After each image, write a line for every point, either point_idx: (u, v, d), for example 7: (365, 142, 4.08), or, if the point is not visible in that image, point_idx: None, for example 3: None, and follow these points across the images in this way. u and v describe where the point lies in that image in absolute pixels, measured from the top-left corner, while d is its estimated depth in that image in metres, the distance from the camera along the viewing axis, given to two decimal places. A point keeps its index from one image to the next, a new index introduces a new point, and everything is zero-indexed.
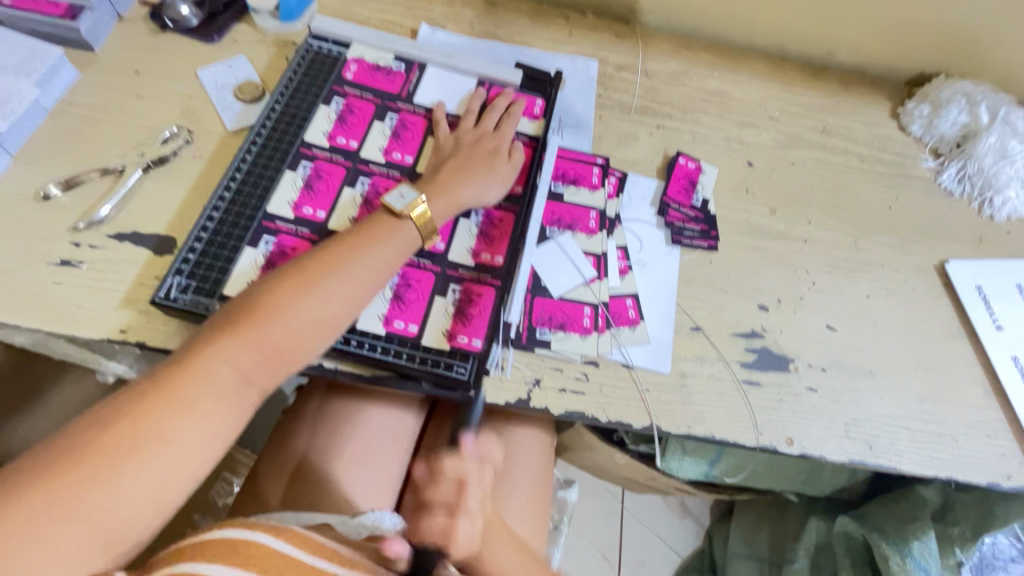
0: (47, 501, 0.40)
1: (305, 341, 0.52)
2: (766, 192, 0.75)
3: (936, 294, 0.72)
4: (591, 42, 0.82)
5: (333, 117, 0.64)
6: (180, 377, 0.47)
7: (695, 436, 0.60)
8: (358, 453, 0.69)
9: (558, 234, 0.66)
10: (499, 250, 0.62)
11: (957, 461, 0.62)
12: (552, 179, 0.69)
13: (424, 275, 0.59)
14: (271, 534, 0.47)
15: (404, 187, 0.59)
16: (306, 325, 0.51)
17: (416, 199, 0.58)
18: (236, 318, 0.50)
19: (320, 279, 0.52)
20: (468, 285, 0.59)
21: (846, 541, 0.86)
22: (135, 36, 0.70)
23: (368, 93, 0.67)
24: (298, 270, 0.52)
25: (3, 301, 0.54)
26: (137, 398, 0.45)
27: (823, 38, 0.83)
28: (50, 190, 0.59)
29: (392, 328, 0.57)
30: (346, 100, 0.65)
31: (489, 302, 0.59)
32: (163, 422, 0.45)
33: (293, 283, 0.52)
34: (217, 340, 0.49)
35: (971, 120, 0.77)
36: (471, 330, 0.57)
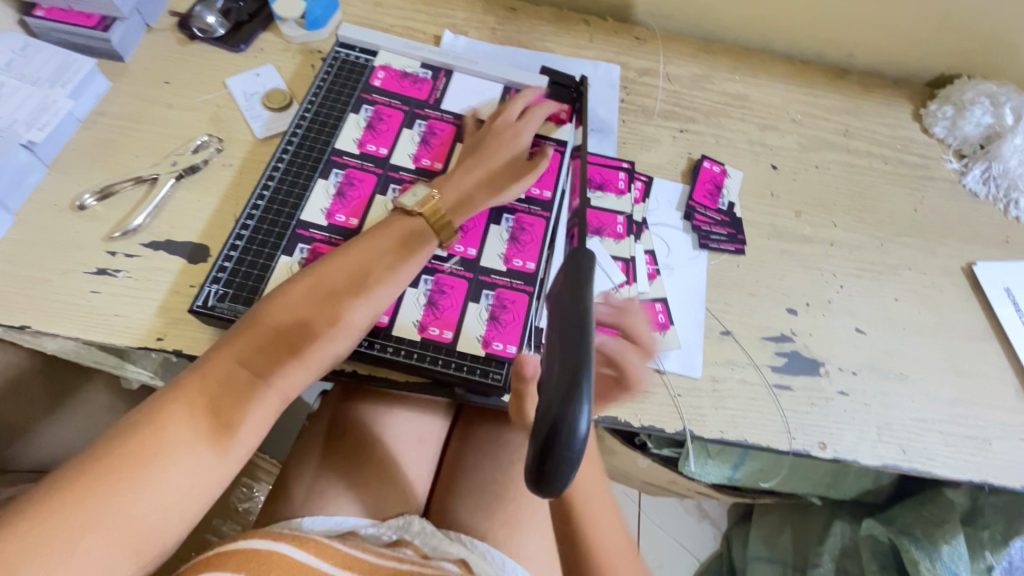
0: (79, 507, 0.40)
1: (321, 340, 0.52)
2: (791, 196, 0.75)
3: (965, 296, 0.72)
4: (613, 47, 0.82)
5: (362, 124, 0.65)
6: (201, 382, 0.47)
7: (728, 441, 0.60)
8: (386, 460, 0.69)
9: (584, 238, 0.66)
10: (530, 254, 0.62)
11: (991, 465, 0.62)
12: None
13: (458, 281, 0.60)
14: (293, 544, 0.47)
15: (416, 188, 0.60)
16: (321, 323, 0.52)
17: (427, 194, 0.59)
18: (254, 319, 0.51)
19: (334, 280, 0.54)
20: (502, 291, 0.60)
21: (873, 544, 0.86)
22: (164, 46, 0.70)
23: (397, 101, 0.67)
24: (311, 272, 0.54)
25: (41, 309, 0.55)
26: (168, 404, 0.46)
27: (845, 40, 0.83)
28: (85, 200, 0.60)
29: (427, 335, 0.57)
30: (375, 108, 0.66)
31: (521, 308, 0.59)
32: (191, 427, 0.45)
33: (307, 284, 0.53)
34: (235, 341, 0.50)
35: (996, 121, 0.77)
36: (506, 337, 0.57)
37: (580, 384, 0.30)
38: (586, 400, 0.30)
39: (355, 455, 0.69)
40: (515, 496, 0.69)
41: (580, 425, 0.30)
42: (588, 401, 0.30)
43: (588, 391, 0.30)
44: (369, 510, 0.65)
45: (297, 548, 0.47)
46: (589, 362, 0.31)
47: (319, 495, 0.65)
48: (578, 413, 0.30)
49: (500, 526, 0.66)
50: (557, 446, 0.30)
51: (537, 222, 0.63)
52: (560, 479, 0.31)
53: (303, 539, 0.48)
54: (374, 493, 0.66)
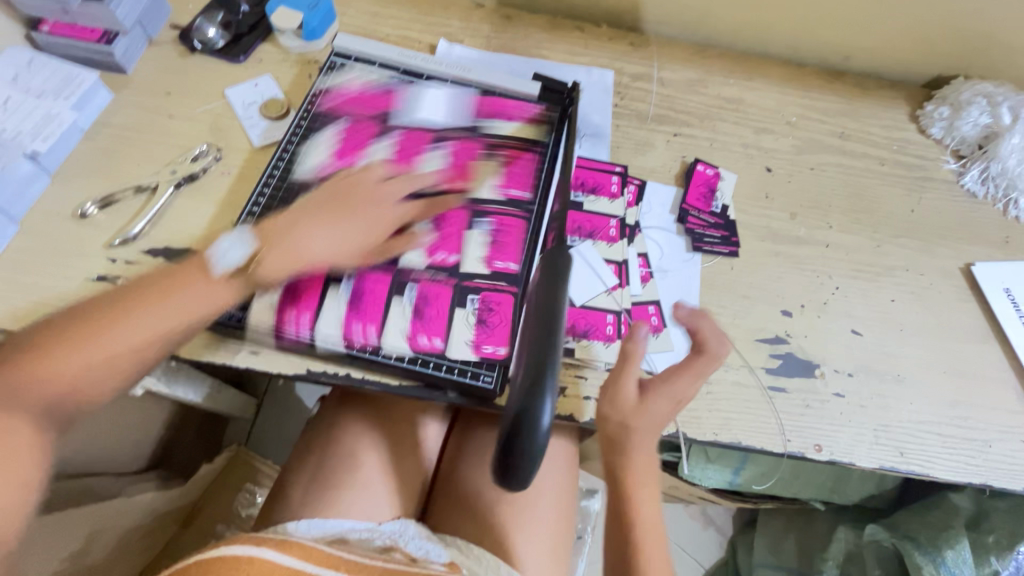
0: None
1: (105, 379, 0.50)
2: (786, 198, 0.75)
3: (964, 297, 0.71)
4: (607, 53, 0.83)
5: (329, 140, 0.66)
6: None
7: (721, 444, 0.60)
8: (382, 462, 0.69)
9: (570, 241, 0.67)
10: (511, 257, 0.62)
11: (992, 467, 0.61)
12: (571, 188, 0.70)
13: (441, 289, 0.59)
14: (278, 549, 0.47)
15: (236, 237, 0.55)
16: (103, 367, 0.49)
17: (244, 259, 0.54)
18: (30, 361, 0.48)
19: (118, 330, 0.50)
20: (486, 293, 0.60)
21: (878, 550, 0.85)
22: (165, 58, 0.72)
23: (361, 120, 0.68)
24: (93, 318, 0.50)
25: (44, 314, 0.56)
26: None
27: (839, 43, 0.83)
28: (87, 208, 0.61)
29: (416, 345, 0.57)
30: (339, 123, 0.67)
31: (507, 306, 0.60)
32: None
33: (90, 327, 0.49)
34: (4, 375, 0.47)
35: (993, 121, 0.77)
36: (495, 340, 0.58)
37: (543, 383, 0.38)
38: (549, 395, 0.38)
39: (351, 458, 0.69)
40: (509, 499, 0.68)
41: (543, 418, 0.38)
42: (550, 396, 0.38)
43: (551, 388, 0.38)
44: (364, 511, 0.65)
45: (280, 552, 0.47)
46: (553, 364, 0.38)
47: (314, 498, 0.66)
48: (541, 406, 0.38)
49: (494, 530, 0.66)
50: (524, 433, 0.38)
51: (512, 222, 0.64)
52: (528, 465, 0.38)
53: (288, 543, 0.49)
54: (368, 496, 0.67)
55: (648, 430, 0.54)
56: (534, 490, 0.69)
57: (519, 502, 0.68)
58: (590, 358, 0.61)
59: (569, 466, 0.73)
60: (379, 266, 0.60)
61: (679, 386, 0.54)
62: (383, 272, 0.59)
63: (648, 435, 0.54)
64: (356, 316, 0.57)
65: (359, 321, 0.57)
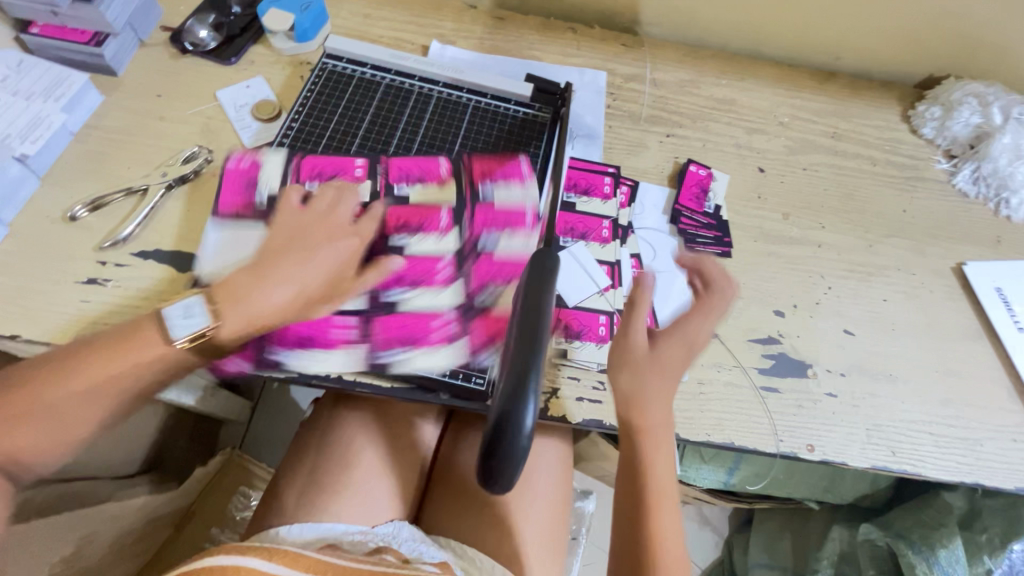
0: None
1: (45, 447, 0.48)
2: (778, 198, 0.75)
3: (955, 297, 0.71)
4: (599, 54, 0.83)
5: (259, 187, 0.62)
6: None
7: (714, 444, 0.60)
8: (374, 464, 0.69)
9: (493, 188, 0.65)
10: (477, 232, 0.63)
11: (984, 465, 0.61)
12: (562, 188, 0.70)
13: (484, 262, 0.62)
14: (263, 558, 0.48)
15: (191, 300, 0.52)
16: (51, 437, 0.48)
17: (201, 326, 0.51)
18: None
19: (95, 370, 0.49)
20: (483, 262, 0.61)
21: (871, 550, 0.85)
22: (156, 60, 0.72)
23: (269, 171, 0.63)
24: (32, 383, 0.48)
25: (32, 317, 0.56)
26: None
27: (831, 44, 0.83)
28: (76, 211, 0.61)
29: (529, 319, 0.60)
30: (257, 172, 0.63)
31: (508, 256, 0.62)
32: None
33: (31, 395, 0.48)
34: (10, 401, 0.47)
35: (984, 121, 0.77)
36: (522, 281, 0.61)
37: (527, 383, 0.37)
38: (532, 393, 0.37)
39: (345, 461, 0.69)
40: (502, 500, 0.68)
41: (527, 418, 0.37)
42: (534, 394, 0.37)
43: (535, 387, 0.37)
44: (356, 515, 0.65)
45: (266, 560, 0.48)
46: (539, 363, 0.38)
47: (307, 501, 0.65)
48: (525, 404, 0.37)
49: (488, 532, 0.66)
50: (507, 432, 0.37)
51: (447, 209, 0.64)
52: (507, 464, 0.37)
53: (273, 551, 0.49)
54: (362, 498, 0.66)
55: (663, 378, 0.54)
56: (529, 491, 0.69)
57: (514, 503, 0.68)
58: (573, 353, 0.61)
59: (563, 467, 0.73)
60: (386, 305, 0.59)
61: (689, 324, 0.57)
62: (389, 312, 0.59)
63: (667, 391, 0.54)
64: (422, 345, 0.58)
65: (427, 345, 0.58)
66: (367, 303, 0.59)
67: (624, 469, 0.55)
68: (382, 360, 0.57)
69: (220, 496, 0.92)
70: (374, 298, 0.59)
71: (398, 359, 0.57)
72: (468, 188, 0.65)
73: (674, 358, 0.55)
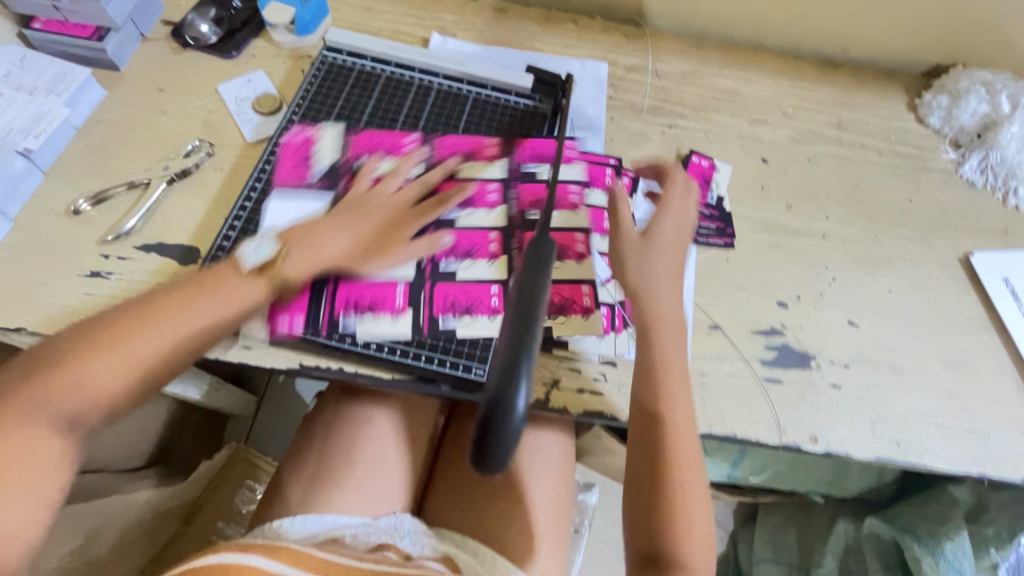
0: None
1: (137, 386, 0.50)
2: (782, 189, 0.75)
3: (962, 287, 0.71)
4: (601, 45, 0.82)
5: (320, 153, 0.66)
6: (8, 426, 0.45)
7: (716, 436, 0.60)
8: (376, 456, 0.69)
9: (537, 167, 0.67)
10: (525, 207, 0.65)
11: (990, 458, 0.61)
12: (524, 161, 0.67)
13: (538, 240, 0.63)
14: (264, 554, 0.49)
15: (262, 241, 0.56)
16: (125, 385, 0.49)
17: (270, 253, 0.56)
18: (65, 362, 0.48)
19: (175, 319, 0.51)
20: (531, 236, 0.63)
21: (877, 543, 0.84)
22: (157, 55, 0.72)
23: (326, 144, 0.66)
24: (128, 321, 0.51)
25: (36, 310, 0.56)
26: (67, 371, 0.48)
27: (836, 33, 0.82)
28: (80, 205, 0.61)
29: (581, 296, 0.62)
30: (317, 140, 0.66)
31: (557, 229, 0.65)
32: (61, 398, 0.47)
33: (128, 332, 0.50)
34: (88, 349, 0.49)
35: (992, 109, 0.76)
36: (574, 255, 0.64)
37: (518, 366, 0.35)
38: (525, 377, 0.35)
39: (347, 454, 0.69)
40: (504, 493, 0.68)
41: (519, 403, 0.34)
42: (527, 376, 0.35)
43: (526, 369, 0.35)
44: (357, 507, 0.65)
45: (267, 557, 0.49)
46: (532, 345, 0.36)
47: (311, 493, 0.66)
48: (517, 388, 0.35)
49: (489, 524, 0.66)
50: (499, 419, 0.34)
51: (495, 184, 0.66)
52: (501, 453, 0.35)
53: (274, 547, 0.50)
54: (364, 490, 0.67)
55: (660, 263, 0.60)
56: (531, 484, 0.69)
57: (516, 495, 0.68)
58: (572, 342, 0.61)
59: (565, 459, 0.73)
60: (443, 275, 0.60)
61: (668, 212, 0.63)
62: (445, 281, 0.60)
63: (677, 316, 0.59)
64: (478, 314, 0.59)
65: (482, 315, 0.59)
66: (420, 271, 0.60)
67: (637, 447, 0.55)
68: (441, 328, 0.58)
69: (225, 489, 0.93)
70: (430, 268, 0.60)
71: (455, 325, 0.58)
72: (513, 168, 0.66)
73: (665, 237, 0.62)
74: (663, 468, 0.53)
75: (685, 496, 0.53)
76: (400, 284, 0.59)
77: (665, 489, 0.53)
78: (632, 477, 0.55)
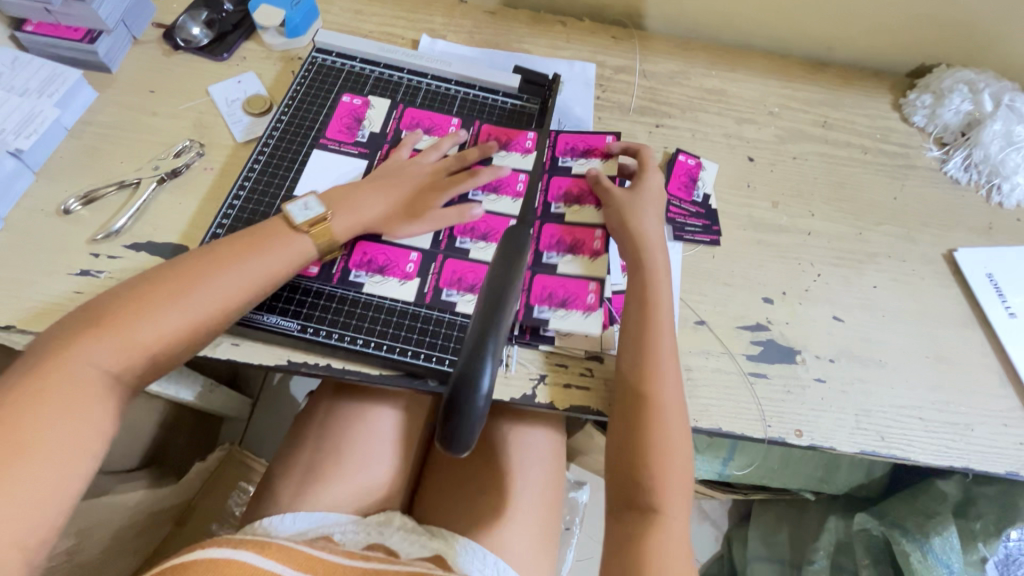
0: None
1: (181, 341, 0.52)
2: (768, 187, 0.75)
3: (946, 283, 0.71)
4: (590, 46, 0.83)
5: (365, 121, 0.69)
6: (52, 380, 0.46)
7: (702, 430, 0.60)
8: (366, 454, 0.69)
9: (572, 162, 0.69)
10: (551, 199, 0.67)
11: (973, 450, 0.61)
12: (562, 155, 0.70)
13: (563, 229, 0.65)
14: (256, 552, 0.49)
15: (309, 198, 0.60)
16: (166, 338, 0.51)
17: (319, 213, 0.59)
18: (116, 318, 0.50)
19: (219, 276, 0.53)
20: (552, 226, 0.65)
21: (867, 538, 0.83)
22: (149, 57, 0.73)
23: (375, 114, 0.70)
24: (174, 279, 0.52)
25: (26, 309, 0.57)
26: (115, 317, 0.50)
27: (821, 33, 0.83)
28: (70, 205, 0.62)
29: (590, 292, 0.61)
30: (361, 112, 0.70)
31: (576, 224, 0.65)
32: (105, 346, 0.48)
33: (178, 289, 0.52)
34: (136, 302, 0.51)
35: (975, 108, 0.77)
36: (587, 252, 0.63)
37: (486, 347, 0.38)
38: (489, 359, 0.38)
39: (338, 451, 0.69)
40: (492, 490, 0.68)
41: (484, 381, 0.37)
42: (490, 359, 0.38)
43: (491, 352, 0.37)
44: (345, 504, 0.66)
45: (258, 554, 0.49)
46: (498, 331, 0.38)
47: (302, 490, 0.66)
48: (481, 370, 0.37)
49: (478, 522, 0.66)
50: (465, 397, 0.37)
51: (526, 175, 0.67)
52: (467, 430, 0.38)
53: (266, 545, 0.50)
54: (354, 487, 0.67)
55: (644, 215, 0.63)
56: (520, 481, 0.69)
57: (506, 492, 0.68)
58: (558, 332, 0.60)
59: (555, 457, 0.73)
60: (457, 251, 0.62)
61: (649, 179, 0.67)
62: (457, 256, 0.62)
63: (665, 283, 0.60)
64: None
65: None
66: (435, 244, 0.63)
67: (623, 428, 0.55)
68: (441, 299, 0.60)
69: (218, 491, 0.93)
70: (445, 242, 0.63)
71: (456, 300, 0.60)
72: (547, 162, 0.69)
73: (649, 196, 0.65)
74: (643, 454, 0.54)
75: (667, 477, 0.53)
76: (414, 252, 0.62)
77: (645, 475, 0.53)
78: (613, 456, 0.56)
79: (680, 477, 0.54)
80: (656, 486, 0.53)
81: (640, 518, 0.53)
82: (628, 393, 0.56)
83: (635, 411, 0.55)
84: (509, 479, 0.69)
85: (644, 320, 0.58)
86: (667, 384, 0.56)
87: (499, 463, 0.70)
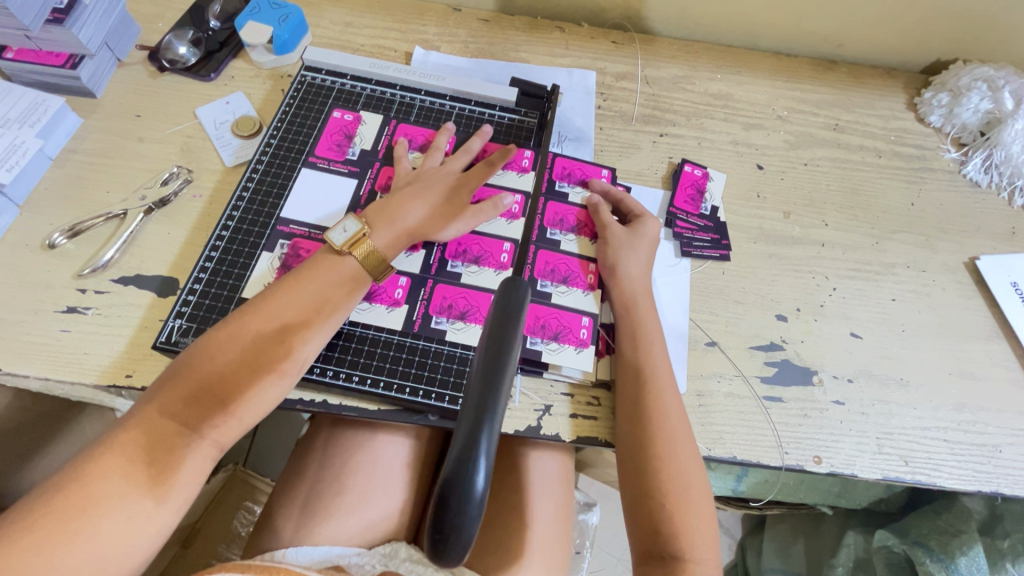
0: (35, 534, 0.41)
1: (255, 381, 0.50)
2: (778, 197, 0.72)
3: (968, 294, 0.68)
4: (589, 53, 0.80)
5: (357, 138, 0.67)
6: (124, 435, 0.46)
7: (717, 459, 0.57)
8: (366, 484, 0.66)
9: (569, 187, 0.67)
10: (547, 223, 0.65)
11: (1003, 474, 0.58)
12: (557, 179, 0.67)
13: (558, 258, 0.63)
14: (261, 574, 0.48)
15: (347, 221, 0.57)
16: (247, 379, 0.50)
17: (357, 231, 0.56)
18: (184, 366, 0.49)
19: (278, 309, 0.52)
20: (547, 253, 0.63)
21: (888, 556, 0.81)
22: (133, 79, 0.71)
23: (367, 130, 0.67)
24: (233, 320, 0.51)
25: (10, 349, 0.55)
26: (193, 371, 0.49)
27: (829, 32, 0.79)
28: (55, 239, 0.60)
29: (582, 325, 0.60)
30: (351, 130, 0.67)
31: (574, 254, 0.63)
32: (183, 398, 0.48)
33: (239, 330, 0.51)
34: (205, 350, 0.50)
35: (994, 107, 0.73)
36: (581, 285, 0.62)
37: (479, 443, 0.29)
38: (483, 455, 0.29)
39: (338, 482, 0.66)
40: (503, 520, 0.65)
41: (478, 487, 0.29)
42: (486, 456, 0.29)
43: (486, 448, 0.29)
44: (348, 537, 0.63)
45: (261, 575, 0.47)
46: (496, 415, 0.29)
47: (305, 522, 0.63)
48: (474, 470, 0.28)
49: (490, 550, 0.64)
50: (454, 507, 0.28)
51: (521, 196, 0.65)
52: (461, 546, 0.29)
53: (271, 568, 0.49)
54: (357, 516, 0.64)
55: (635, 253, 0.62)
56: (531, 508, 0.66)
57: (519, 521, 0.65)
58: (555, 365, 0.58)
59: (565, 483, 0.70)
60: (449, 275, 0.60)
61: (647, 225, 0.64)
62: (448, 281, 0.60)
63: (653, 317, 0.59)
64: (473, 322, 0.58)
65: (476, 323, 0.58)
66: (425, 268, 0.60)
67: (631, 468, 0.53)
68: (432, 327, 0.58)
69: (223, 515, 0.91)
70: (436, 266, 0.61)
71: (448, 328, 0.58)
72: (545, 185, 0.67)
73: (645, 242, 0.63)
74: (657, 494, 0.52)
75: (686, 516, 0.51)
76: (403, 277, 0.60)
77: (661, 517, 0.51)
78: (625, 493, 0.54)
79: (703, 515, 0.52)
80: (673, 530, 0.51)
81: (670, 566, 0.50)
82: (631, 432, 0.54)
83: (640, 451, 0.53)
84: (521, 504, 0.66)
85: (638, 357, 0.57)
86: (669, 420, 0.54)
87: (508, 486, 0.67)
